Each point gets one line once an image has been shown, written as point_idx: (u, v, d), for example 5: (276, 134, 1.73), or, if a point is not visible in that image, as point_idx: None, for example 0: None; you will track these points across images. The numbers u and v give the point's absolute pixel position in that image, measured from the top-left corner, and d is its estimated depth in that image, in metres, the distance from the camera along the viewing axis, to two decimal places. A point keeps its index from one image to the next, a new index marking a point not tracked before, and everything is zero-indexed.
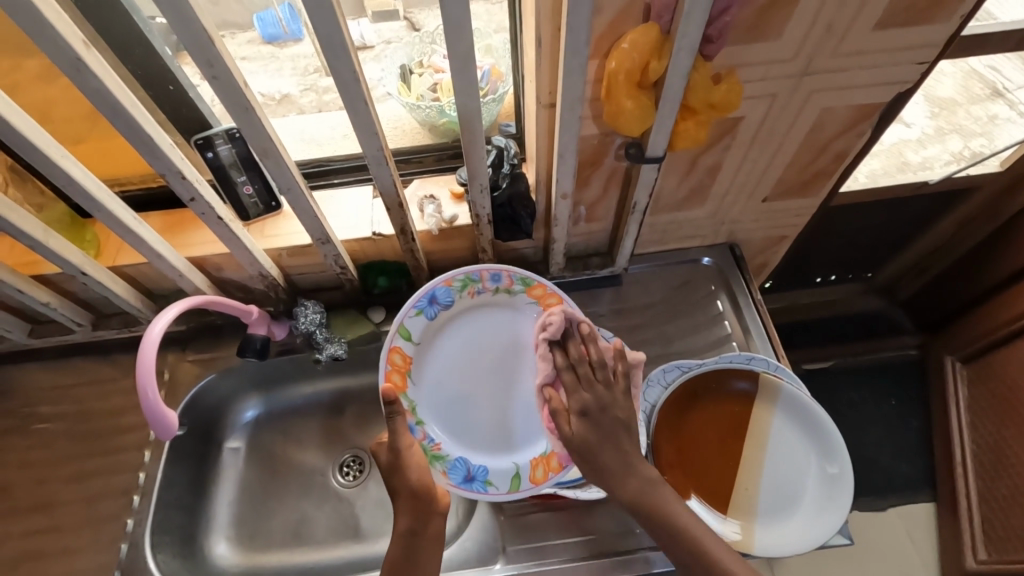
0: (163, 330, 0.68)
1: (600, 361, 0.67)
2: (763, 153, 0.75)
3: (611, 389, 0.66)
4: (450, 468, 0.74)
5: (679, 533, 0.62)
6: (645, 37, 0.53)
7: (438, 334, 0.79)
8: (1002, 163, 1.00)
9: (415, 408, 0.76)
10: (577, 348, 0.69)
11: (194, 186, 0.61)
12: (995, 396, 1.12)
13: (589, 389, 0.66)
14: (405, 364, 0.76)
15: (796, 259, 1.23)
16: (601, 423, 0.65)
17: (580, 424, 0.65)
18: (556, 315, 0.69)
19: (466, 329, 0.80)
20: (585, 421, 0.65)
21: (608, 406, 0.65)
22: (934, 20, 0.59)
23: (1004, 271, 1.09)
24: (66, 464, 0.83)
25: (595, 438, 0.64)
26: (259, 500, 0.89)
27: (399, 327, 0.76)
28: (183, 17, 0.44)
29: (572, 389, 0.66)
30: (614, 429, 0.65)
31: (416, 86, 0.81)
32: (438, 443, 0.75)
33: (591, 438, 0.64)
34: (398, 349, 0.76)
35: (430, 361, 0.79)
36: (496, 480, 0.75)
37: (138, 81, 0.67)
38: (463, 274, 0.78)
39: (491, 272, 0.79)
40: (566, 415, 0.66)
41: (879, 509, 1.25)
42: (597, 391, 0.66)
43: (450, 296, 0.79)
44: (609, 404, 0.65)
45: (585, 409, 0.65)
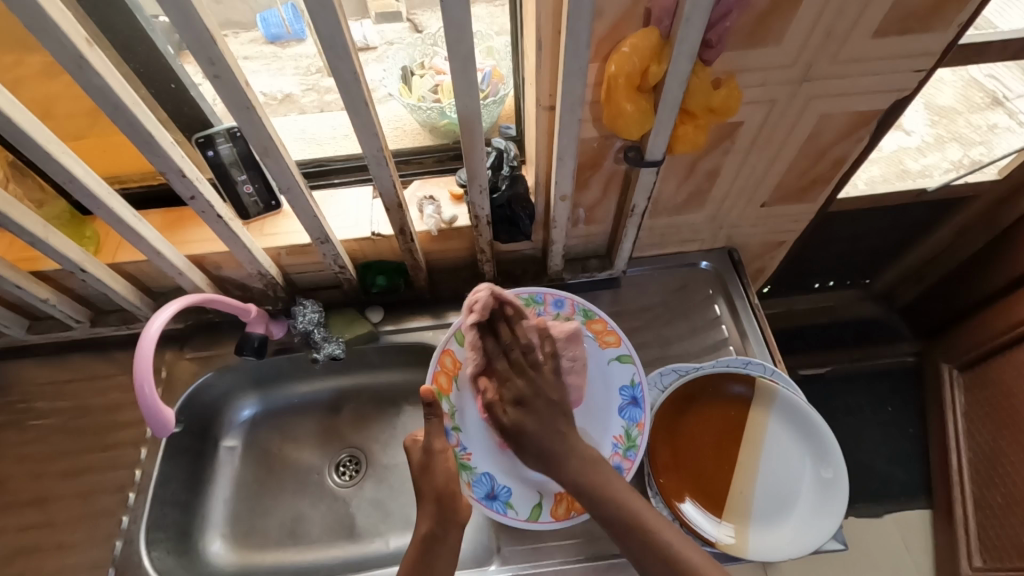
0: (162, 327, 0.68)
1: (527, 346, 0.71)
2: (762, 158, 0.75)
3: (540, 372, 0.70)
4: (475, 481, 0.73)
5: (659, 542, 0.62)
6: (645, 42, 0.54)
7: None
8: (1001, 171, 1.01)
9: (454, 412, 0.75)
10: (506, 332, 0.71)
11: (194, 184, 0.62)
12: (990, 404, 1.12)
13: (519, 376, 0.69)
14: (453, 370, 0.76)
15: (794, 264, 1.23)
16: (536, 409, 0.68)
17: (515, 413, 0.68)
18: (482, 295, 0.69)
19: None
20: (521, 410, 0.68)
21: (541, 390, 0.69)
22: (932, 28, 0.59)
23: (1002, 278, 1.09)
24: (62, 460, 0.83)
25: (530, 425, 0.67)
26: (254, 498, 0.89)
27: (456, 330, 0.76)
28: (186, 16, 0.45)
29: (505, 378, 0.69)
30: (550, 414, 0.68)
31: (417, 87, 0.82)
32: (470, 452, 0.74)
33: (529, 425, 0.68)
34: (450, 352, 0.76)
35: None
36: (517, 504, 0.73)
37: (140, 79, 0.67)
38: (527, 295, 0.77)
39: (555, 298, 0.78)
40: (501, 405, 0.69)
41: (875, 514, 1.25)
42: (527, 376, 0.69)
43: None
44: (540, 388, 0.69)
45: (519, 398, 0.69)
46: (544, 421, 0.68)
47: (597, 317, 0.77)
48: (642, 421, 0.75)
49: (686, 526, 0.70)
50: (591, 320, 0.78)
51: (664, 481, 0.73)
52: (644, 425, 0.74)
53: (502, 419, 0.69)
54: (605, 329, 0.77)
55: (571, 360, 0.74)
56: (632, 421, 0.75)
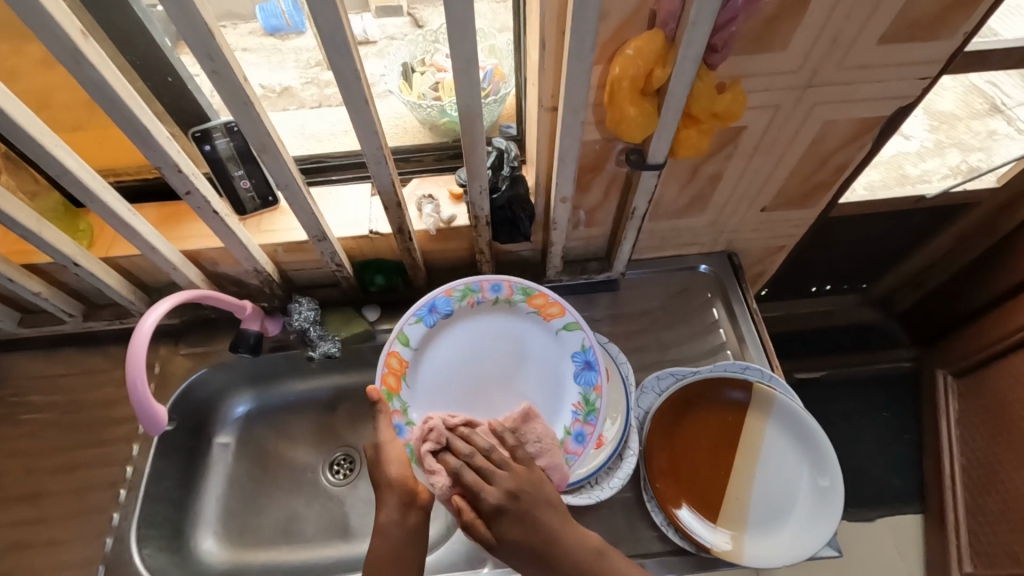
0: (156, 323, 0.67)
1: (487, 445, 0.60)
2: (764, 163, 0.75)
3: (514, 465, 0.58)
4: None
5: None
6: (651, 45, 0.53)
7: (435, 339, 0.77)
8: (999, 180, 1.01)
9: (406, 410, 0.74)
10: (463, 439, 0.61)
11: (190, 180, 0.61)
12: (985, 411, 1.12)
13: (491, 478, 0.56)
14: (401, 369, 0.75)
15: (794, 268, 1.23)
16: (524, 510, 0.55)
17: (505, 527, 0.54)
18: (429, 420, 0.63)
19: (467, 335, 0.78)
20: (506, 521, 0.54)
21: (524, 485, 0.56)
22: (938, 37, 0.59)
23: (999, 286, 1.09)
24: (54, 455, 0.82)
25: (522, 531, 0.54)
26: (248, 496, 0.88)
27: (398, 331, 0.75)
28: (184, 10, 0.44)
29: (478, 485, 0.56)
30: (537, 507, 0.55)
31: (418, 84, 0.81)
32: None
33: (524, 532, 0.54)
34: (395, 353, 0.75)
35: (427, 368, 0.77)
36: None
37: (136, 71, 0.66)
38: (463, 285, 0.76)
39: (492, 283, 0.77)
40: (483, 522, 0.55)
41: (869, 519, 1.26)
42: (502, 474, 0.56)
43: (450, 305, 0.77)
44: (521, 482, 0.56)
45: (500, 505, 0.55)
46: (535, 519, 0.55)
47: (538, 292, 0.77)
48: (599, 383, 0.74)
49: (682, 531, 0.70)
50: (532, 296, 0.77)
51: (661, 486, 0.72)
52: (601, 386, 0.74)
53: (491, 538, 0.55)
54: (547, 302, 0.77)
55: (536, 444, 0.65)
56: (588, 386, 0.75)
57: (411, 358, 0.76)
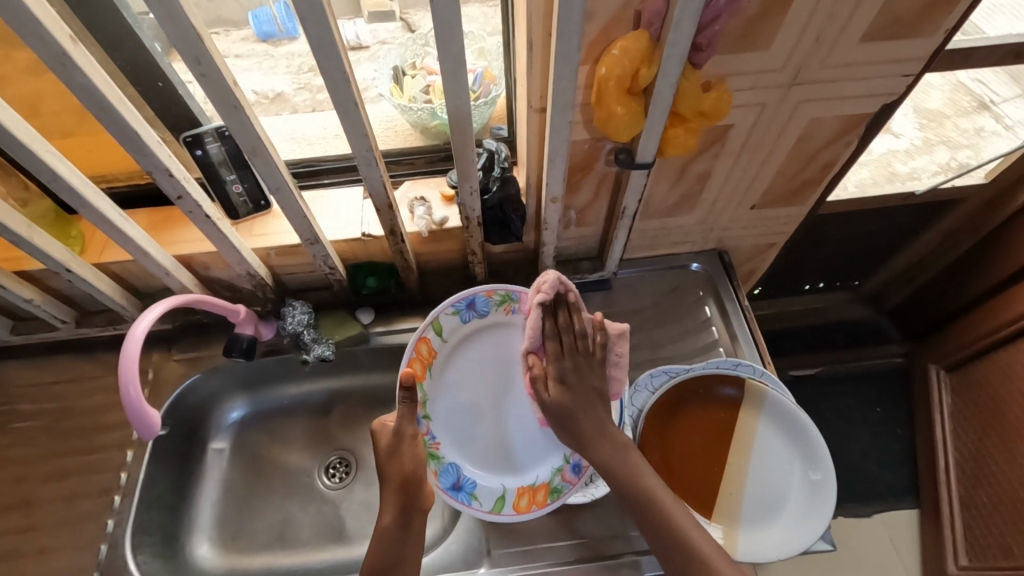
0: (149, 327, 0.67)
1: (583, 336, 0.67)
2: (752, 161, 0.75)
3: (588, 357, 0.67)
4: (442, 471, 0.74)
5: None
6: (636, 45, 0.54)
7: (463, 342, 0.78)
8: (987, 175, 1.02)
9: (427, 401, 0.75)
10: (564, 315, 0.68)
11: (181, 184, 0.61)
12: (977, 405, 1.13)
13: (569, 360, 0.67)
14: (430, 357, 0.75)
15: (785, 266, 1.24)
16: (580, 393, 0.66)
17: (556, 393, 0.66)
18: (550, 279, 0.67)
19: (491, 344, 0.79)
20: (562, 389, 0.66)
21: (590, 376, 0.67)
22: (919, 34, 0.60)
23: (988, 282, 1.11)
24: (47, 463, 0.82)
25: (571, 402, 0.66)
26: (243, 501, 0.88)
27: (433, 320, 0.75)
28: (173, 14, 0.44)
29: (557, 358, 0.67)
30: (588, 398, 0.66)
31: (408, 87, 0.82)
32: (439, 443, 0.75)
33: (566, 404, 0.66)
34: (426, 340, 0.75)
35: (452, 362, 0.78)
36: (481, 496, 0.74)
37: (127, 77, 0.67)
38: (505, 291, 0.76)
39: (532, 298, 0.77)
40: (545, 382, 0.67)
41: (864, 514, 1.27)
42: (580, 359, 0.67)
43: (488, 307, 0.77)
44: (590, 377, 0.67)
45: (563, 377, 0.66)
46: (587, 401, 0.66)
47: None
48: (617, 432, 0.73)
49: None
50: None
51: None
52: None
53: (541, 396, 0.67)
54: None
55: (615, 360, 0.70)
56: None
57: (440, 348, 0.76)
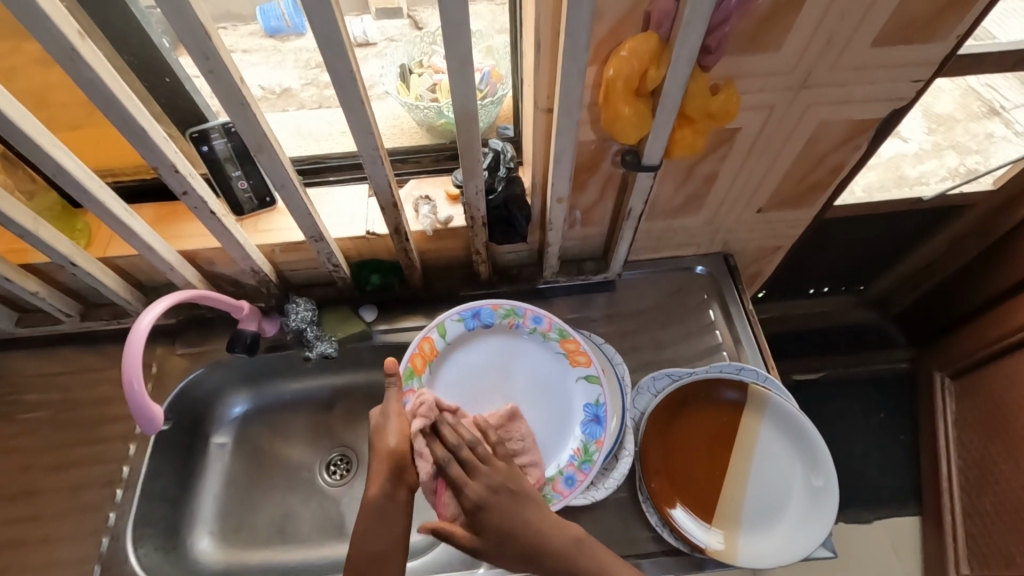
0: (153, 322, 0.67)
1: (477, 442, 0.65)
2: (759, 164, 0.75)
3: (493, 462, 0.63)
4: None
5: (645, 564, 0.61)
6: (644, 46, 0.53)
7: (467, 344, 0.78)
8: (996, 180, 1.02)
9: None
10: (450, 432, 0.65)
11: (187, 179, 0.61)
12: (981, 413, 1.12)
13: (474, 475, 0.62)
14: (431, 355, 0.76)
15: (790, 270, 1.23)
16: (502, 504, 0.60)
17: (485, 520, 0.59)
18: (426, 394, 0.69)
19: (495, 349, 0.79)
20: (488, 514, 0.59)
21: (506, 482, 0.62)
22: (931, 38, 0.59)
23: (994, 289, 1.10)
24: (50, 454, 0.82)
25: (497, 520, 0.59)
26: (244, 495, 0.88)
27: (437, 323, 0.77)
28: (180, 10, 0.44)
29: (465, 477, 0.61)
30: (518, 504, 0.61)
31: (415, 85, 0.81)
32: None
33: (496, 521, 0.59)
34: (429, 339, 0.76)
35: (453, 363, 0.78)
36: None
37: (134, 72, 0.67)
38: (509, 304, 0.78)
39: (535, 312, 0.78)
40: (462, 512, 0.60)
41: (866, 520, 1.26)
42: (483, 469, 0.62)
43: (493, 317, 0.79)
44: (505, 480, 0.62)
45: (482, 502, 0.60)
46: (514, 512, 0.60)
47: (572, 337, 0.77)
48: (602, 438, 0.74)
49: (677, 531, 0.70)
50: (566, 339, 0.77)
51: (657, 486, 0.72)
52: (603, 441, 0.73)
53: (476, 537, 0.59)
54: (578, 350, 0.77)
55: (518, 442, 0.72)
56: (590, 437, 0.74)
57: (442, 349, 0.77)
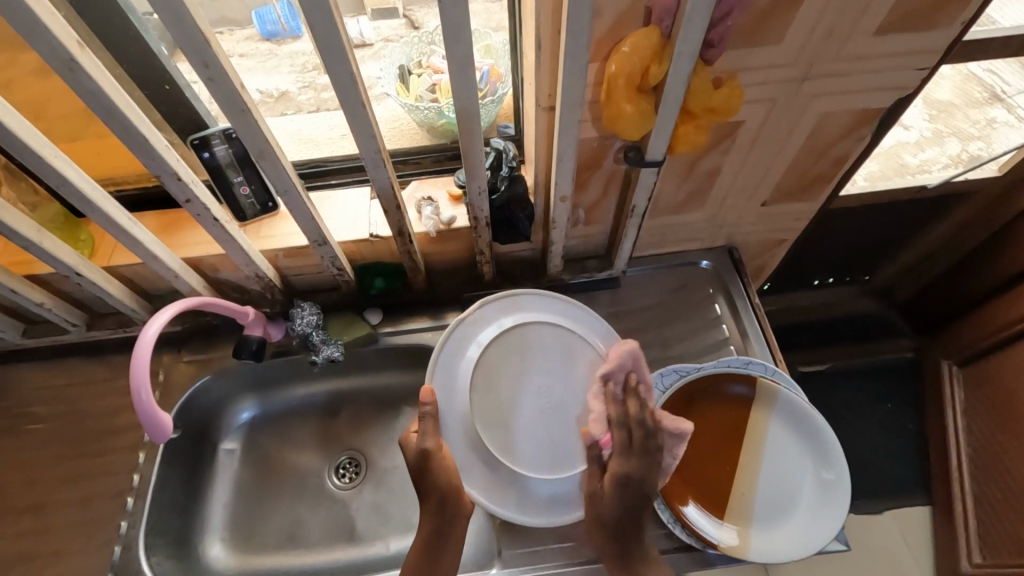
0: (159, 332, 0.67)
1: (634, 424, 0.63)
2: (763, 157, 0.74)
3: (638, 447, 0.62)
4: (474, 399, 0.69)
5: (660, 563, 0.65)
6: (646, 41, 0.53)
7: (572, 312, 0.77)
8: (1000, 167, 1.00)
9: (479, 372, 0.71)
10: (634, 403, 0.63)
11: (189, 187, 0.61)
12: (990, 401, 1.12)
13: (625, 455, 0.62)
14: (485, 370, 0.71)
15: (795, 262, 1.23)
16: (630, 494, 0.62)
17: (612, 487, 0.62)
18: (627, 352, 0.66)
19: (569, 335, 0.75)
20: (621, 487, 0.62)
21: (644, 479, 0.62)
22: (935, 26, 0.58)
23: (1000, 276, 1.09)
24: (59, 465, 0.83)
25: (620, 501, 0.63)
26: (254, 501, 0.88)
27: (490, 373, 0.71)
28: (180, 18, 0.44)
29: (620, 454, 0.62)
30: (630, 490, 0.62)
31: (414, 86, 0.81)
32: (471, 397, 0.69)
33: (614, 501, 0.63)
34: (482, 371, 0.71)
35: (499, 397, 0.70)
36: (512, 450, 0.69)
37: (134, 80, 0.66)
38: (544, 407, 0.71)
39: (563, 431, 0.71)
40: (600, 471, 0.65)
41: (875, 511, 1.26)
42: (634, 462, 0.61)
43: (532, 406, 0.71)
44: (648, 480, 0.62)
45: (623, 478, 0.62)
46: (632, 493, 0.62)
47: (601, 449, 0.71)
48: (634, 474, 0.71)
49: (688, 528, 0.69)
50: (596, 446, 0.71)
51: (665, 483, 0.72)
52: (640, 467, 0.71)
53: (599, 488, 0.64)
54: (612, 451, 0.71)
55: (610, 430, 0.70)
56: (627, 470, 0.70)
57: (489, 384, 0.71)
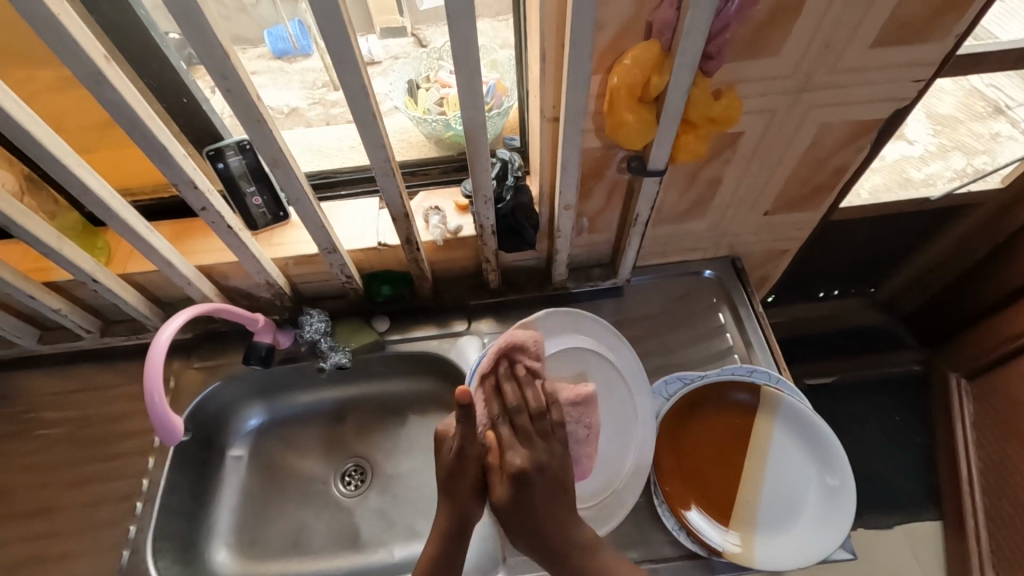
0: (172, 336, 0.69)
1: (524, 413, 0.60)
2: (764, 167, 0.76)
3: (534, 438, 0.59)
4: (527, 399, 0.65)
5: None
6: (647, 54, 0.55)
7: (579, 321, 0.72)
8: (1004, 180, 1.01)
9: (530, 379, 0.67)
10: (516, 389, 0.62)
11: (205, 196, 0.63)
12: (999, 413, 1.11)
13: (524, 446, 0.58)
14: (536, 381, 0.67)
15: (798, 274, 1.24)
16: (536, 486, 0.57)
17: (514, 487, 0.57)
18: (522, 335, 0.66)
19: (581, 350, 0.73)
20: (519, 487, 0.57)
21: (544, 464, 0.58)
22: (930, 39, 0.60)
23: (1007, 287, 1.09)
24: (70, 469, 0.84)
25: (529, 502, 0.57)
26: (259, 507, 0.89)
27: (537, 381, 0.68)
28: (202, 33, 0.46)
29: (508, 446, 0.58)
30: (535, 492, 0.57)
31: (423, 100, 0.84)
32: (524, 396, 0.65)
33: (524, 501, 0.57)
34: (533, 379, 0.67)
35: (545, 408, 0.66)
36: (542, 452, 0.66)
37: (153, 94, 0.69)
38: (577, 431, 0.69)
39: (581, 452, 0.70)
40: (499, 475, 0.58)
41: (884, 526, 1.24)
42: (525, 457, 0.57)
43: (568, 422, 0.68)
44: (551, 462, 0.58)
45: (521, 473, 0.57)
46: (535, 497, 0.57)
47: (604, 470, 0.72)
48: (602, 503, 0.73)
49: (691, 533, 0.70)
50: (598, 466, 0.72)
51: (669, 489, 0.73)
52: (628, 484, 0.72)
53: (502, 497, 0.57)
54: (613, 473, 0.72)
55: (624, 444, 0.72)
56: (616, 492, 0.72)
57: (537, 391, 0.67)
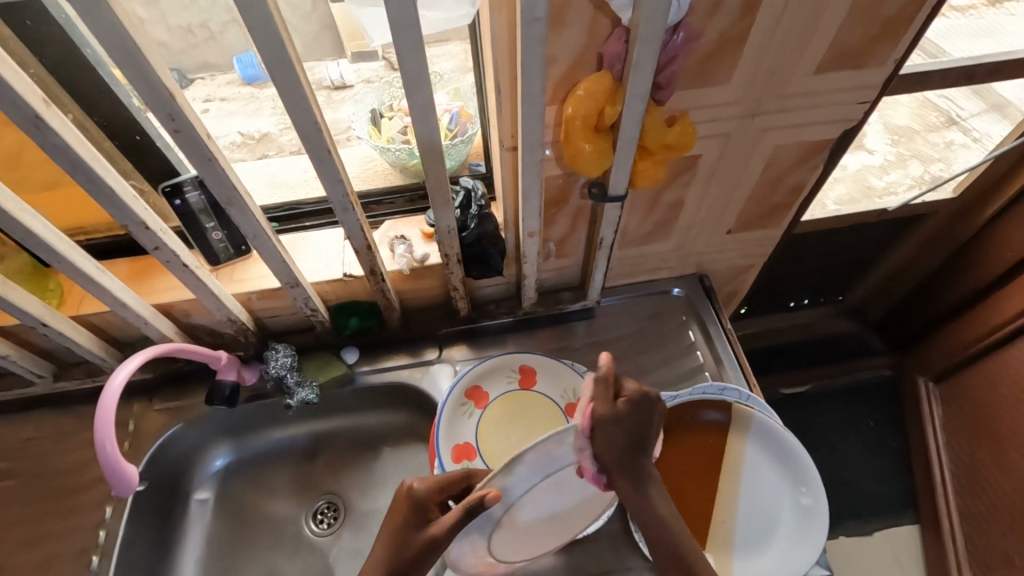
0: (127, 379, 0.66)
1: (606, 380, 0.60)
2: (722, 189, 0.78)
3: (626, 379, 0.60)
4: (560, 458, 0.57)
5: None
6: (600, 85, 0.56)
7: (545, 367, 0.83)
8: (955, 189, 1.05)
9: None
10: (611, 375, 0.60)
11: (158, 235, 0.61)
12: (966, 415, 1.14)
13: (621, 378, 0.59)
14: None
15: (768, 285, 1.25)
16: (646, 409, 0.57)
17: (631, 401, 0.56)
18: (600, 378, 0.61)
19: (566, 368, 0.82)
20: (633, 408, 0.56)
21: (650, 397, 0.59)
22: (871, 64, 0.62)
23: (966, 289, 1.12)
24: (21, 524, 0.80)
25: (637, 425, 0.56)
26: (228, 554, 0.85)
27: None
28: (145, 77, 0.45)
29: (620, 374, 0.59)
30: (643, 412, 0.57)
31: (386, 128, 0.83)
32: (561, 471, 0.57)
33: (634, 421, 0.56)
34: None
35: None
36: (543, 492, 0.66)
37: (105, 132, 0.68)
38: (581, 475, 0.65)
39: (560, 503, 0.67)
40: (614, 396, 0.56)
41: (866, 533, 1.25)
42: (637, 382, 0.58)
43: None
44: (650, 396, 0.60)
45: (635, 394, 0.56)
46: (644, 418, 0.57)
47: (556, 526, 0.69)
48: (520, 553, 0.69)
49: None
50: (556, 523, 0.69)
51: None
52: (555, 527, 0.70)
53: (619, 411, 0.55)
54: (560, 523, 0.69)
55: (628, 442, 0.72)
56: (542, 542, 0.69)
57: None
